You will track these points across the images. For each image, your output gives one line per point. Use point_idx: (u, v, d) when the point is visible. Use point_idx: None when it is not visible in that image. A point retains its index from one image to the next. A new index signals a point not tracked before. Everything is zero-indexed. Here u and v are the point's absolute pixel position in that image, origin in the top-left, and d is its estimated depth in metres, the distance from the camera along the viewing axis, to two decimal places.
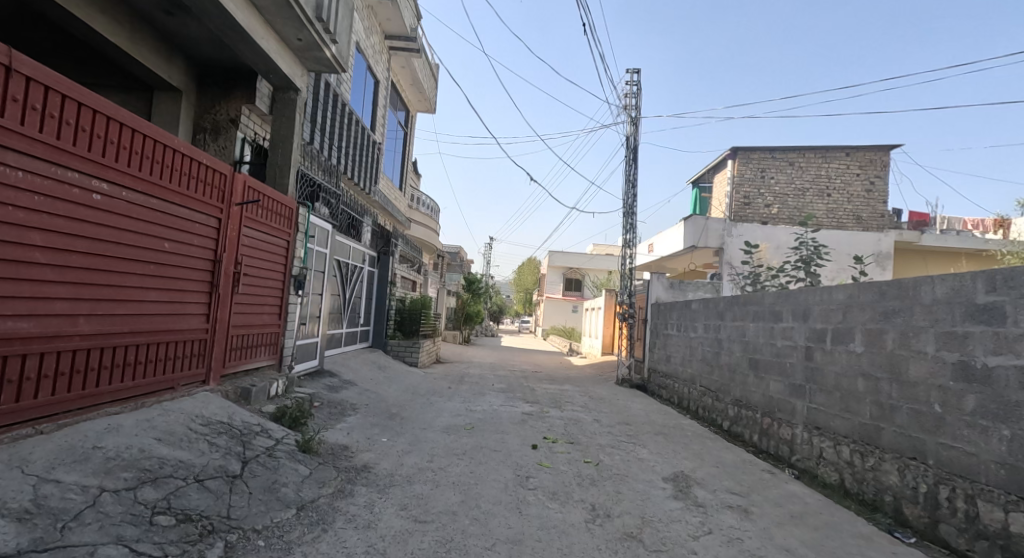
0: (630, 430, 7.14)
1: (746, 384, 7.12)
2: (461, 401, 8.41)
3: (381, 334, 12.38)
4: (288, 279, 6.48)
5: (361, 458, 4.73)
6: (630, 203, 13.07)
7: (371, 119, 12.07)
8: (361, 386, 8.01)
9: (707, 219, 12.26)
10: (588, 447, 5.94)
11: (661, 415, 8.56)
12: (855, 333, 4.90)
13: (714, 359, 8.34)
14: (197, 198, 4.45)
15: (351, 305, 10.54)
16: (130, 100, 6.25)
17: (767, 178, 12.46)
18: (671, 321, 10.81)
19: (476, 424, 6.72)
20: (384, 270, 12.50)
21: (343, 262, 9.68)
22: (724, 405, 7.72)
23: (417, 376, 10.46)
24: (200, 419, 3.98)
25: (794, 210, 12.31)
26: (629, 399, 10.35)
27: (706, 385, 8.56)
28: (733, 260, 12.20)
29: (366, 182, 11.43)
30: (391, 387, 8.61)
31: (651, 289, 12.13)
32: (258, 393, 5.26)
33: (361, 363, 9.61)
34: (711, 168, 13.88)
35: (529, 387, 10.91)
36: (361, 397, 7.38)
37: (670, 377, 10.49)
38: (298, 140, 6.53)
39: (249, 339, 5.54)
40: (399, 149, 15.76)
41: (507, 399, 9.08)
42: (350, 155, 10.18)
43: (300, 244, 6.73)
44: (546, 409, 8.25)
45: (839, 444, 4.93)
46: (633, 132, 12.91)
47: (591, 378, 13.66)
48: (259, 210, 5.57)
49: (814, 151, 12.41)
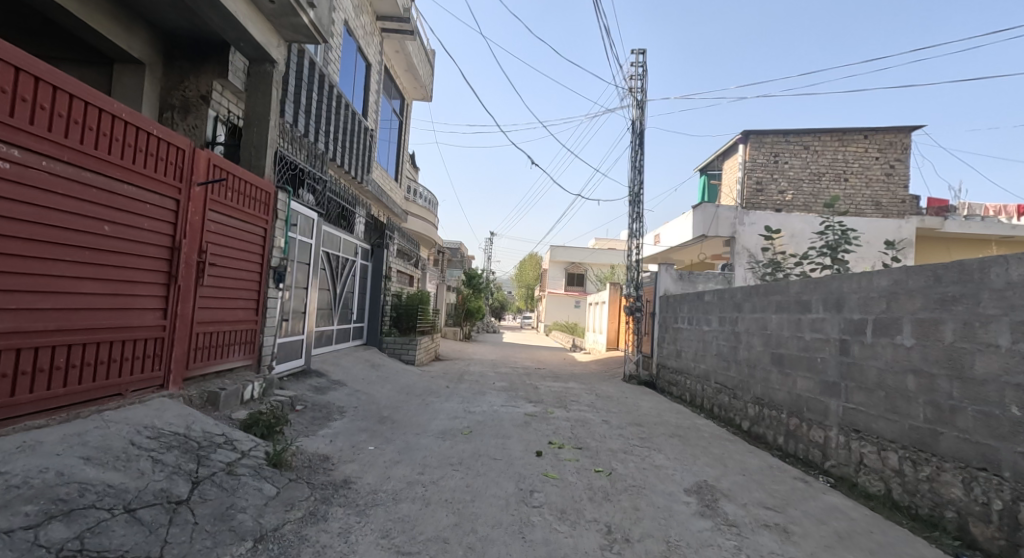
0: (643, 433, 6.55)
1: (769, 381, 6.53)
2: (460, 402, 7.85)
3: (375, 332, 11.78)
4: (266, 270, 5.90)
5: (341, 472, 4.15)
6: (636, 191, 12.46)
7: (363, 105, 11.48)
8: (351, 386, 7.45)
9: (717, 207, 11.65)
10: (599, 454, 5.36)
11: (674, 415, 7.98)
12: (903, 324, 4.30)
13: (731, 354, 7.75)
14: (147, 174, 3.84)
15: (342, 301, 9.96)
16: (88, 74, 5.66)
17: (780, 162, 11.85)
18: (681, 314, 10.24)
19: (475, 427, 6.15)
20: (379, 264, 11.89)
21: (332, 254, 9.11)
22: (743, 403, 7.14)
23: (413, 375, 9.90)
24: (149, 430, 3.41)
25: (809, 196, 11.74)
26: (638, 397, 9.77)
27: (722, 383, 7.97)
28: (745, 249, 11.58)
29: (358, 171, 10.85)
30: (385, 387, 8.05)
31: (660, 280, 11.59)
32: (229, 397, 4.70)
33: (354, 362, 9.03)
34: (720, 155, 13.26)
35: (532, 385, 10.33)
36: (351, 399, 6.82)
37: (681, 373, 9.92)
38: (275, 118, 5.94)
39: (218, 338, 4.95)
40: (394, 138, 15.21)
41: (509, 398, 8.51)
42: (340, 141, 9.60)
43: (279, 233, 6.15)
44: (551, 410, 7.67)
45: (885, 450, 4.35)
46: (639, 116, 12.29)
47: (597, 375, 13.08)
48: (229, 192, 4.98)
49: (830, 134, 11.78)
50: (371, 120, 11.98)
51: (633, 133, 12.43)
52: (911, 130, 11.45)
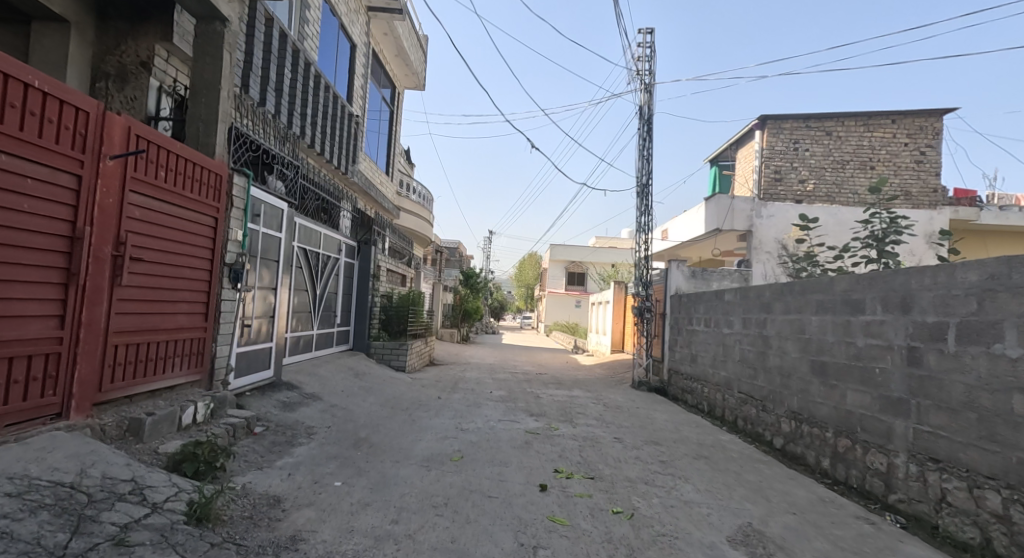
0: (663, 455, 5.66)
1: (809, 394, 5.62)
2: (453, 416, 6.97)
3: (362, 336, 10.86)
4: (218, 267, 4.99)
5: (290, 523, 3.23)
6: (643, 183, 11.56)
7: (347, 90, 10.58)
8: (328, 400, 6.56)
9: (733, 198, 10.86)
10: (615, 486, 4.47)
11: (694, 429, 7.09)
12: (1005, 330, 3.39)
13: (760, 361, 6.83)
14: (30, 140, 2.93)
15: (323, 303, 9.05)
16: (3, 35, 4.75)
17: (800, 149, 10.97)
18: (696, 314, 9.36)
19: (467, 452, 5.24)
20: (367, 262, 10.95)
21: (310, 250, 8.22)
22: (776, 418, 6.24)
23: (403, 384, 9.00)
24: (14, 484, 2.49)
25: (832, 186, 10.88)
26: (651, 407, 8.89)
27: (749, 393, 7.06)
28: (763, 243, 10.73)
29: (342, 160, 9.96)
30: (368, 400, 7.15)
31: (671, 277, 10.74)
32: (158, 425, 3.79)
33: (334, 371, 8.11)
34: (733, 143, 12.37)
35: (533, 394, 9.42)
36: (325, 416, 5.92)
37: (698, 379, 9.02)
38: (227, 87, 5.01)
39: (148, 350, 4.03)
40: (384, 129, 14.35)
41: (507, 410, 7.61)
42: (319, 125, 8.70)
43: (235, 224, 5.23)
44: (556, 426, 6.77)
45: (980, 489, 3.44)
46: (646, 102, 11.39)
47: (602, 381, 12.16)
48: (160, 169, 4.05)
49: (855, 119, 10.88)
50: (357, 107, 11.09)
51: (641, 120, 11.53)
52: (944, 114, 10.54)
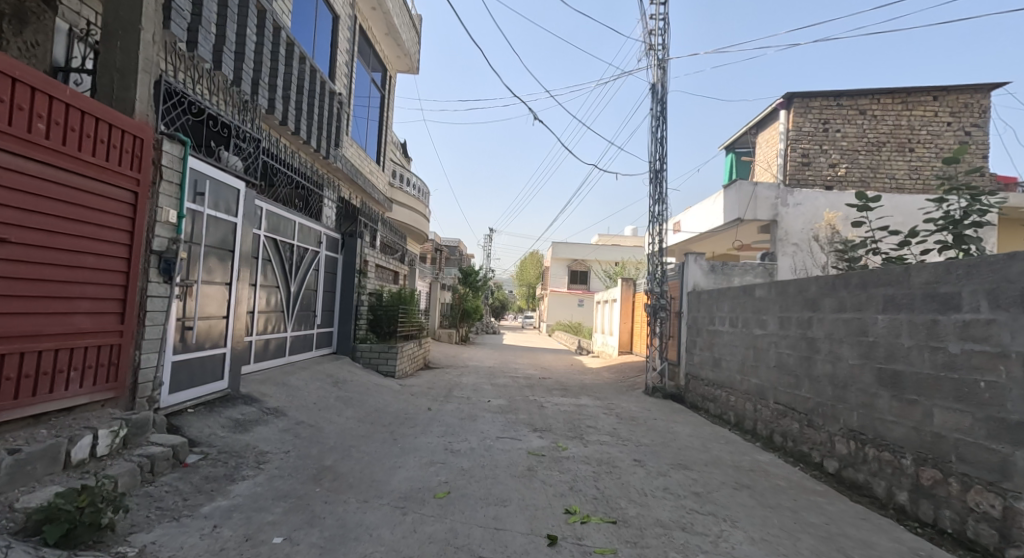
0: (696, 485, 4.63)
1: (875, 409, 4.58)
2: (444, 432, 5.97)
3: (347, 338, 9.82)
4: (141, 257, 3.98)
5: None
6: (656, 168, 10.51)
7: (329, 67, 9.58)
8: (295, 416, 5.55)
9: (756, 184, 9.85)
10: (645, 536, 3.43)
11: (726, 448, 6.06)
12: None
13: (804, 369, 5.80)
14: None
15: (299, 302, 8.06)
16: None
17: (831, 130, 9.96)
18: (720, 313, 8.35)
19: (456, 485, 4.21)
20: (351, 257, 9.89)
21: (281, 242, 7.24)
22: (830, 437, 5.20)
23: (390, 393, 8.00)
24: None
25: (866, 170, 9.88)
26: (670, 418, 7.88)
27: (790, 405, 6.03)
28: (790, 234, 9.77)
29: (322, 143, 8.95)
30: (345, 415, 6.15)
31: (687, 272, 9.75)
32: (27, 468, 2.76)
33: (309, 379, 7.10)
34: (752, 127, 11.37)
35: (536, 403, 8.40)
36: (286, 437, 4.91)
37: (723, 387, 8.01)
38: (151, 30, 3.99)
39: (21, 362, 3.02)
40: (375, 115, 13.36)
41: (507, 425, 6.60)
42: (291, 100, 7.68)
43: (166, 203, 4.21)
44: (565, 445, 5.74)
45: None
46: (660, 79, 10.35)
47: (612, 386, 11.15)
48: (33, 119, 3.05)
49: (892, 96, 9.86)
50: (341, 86, 10.09)
51: (653, 100, 10.49)
52: (993, 89, 9.49)
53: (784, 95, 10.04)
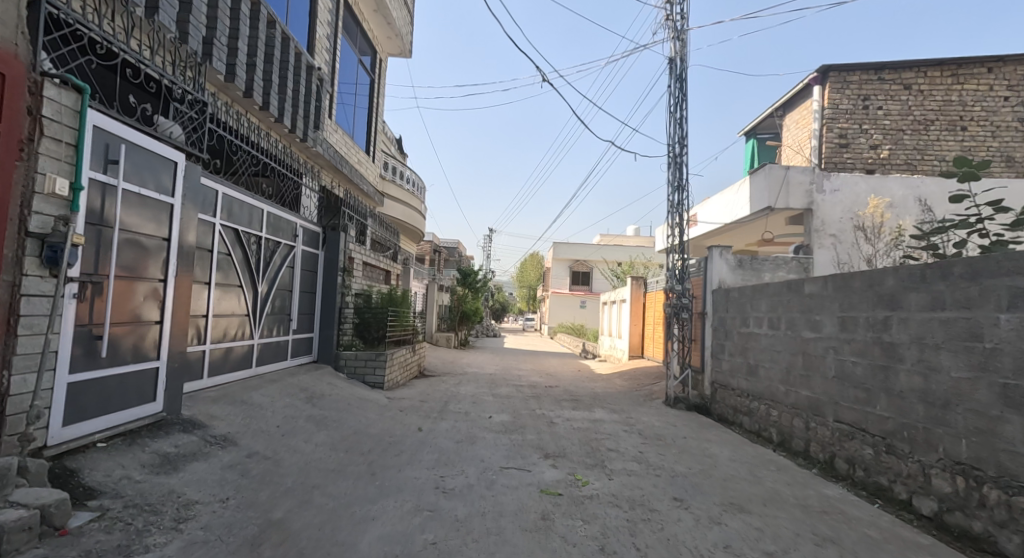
0: (764, 539, 3.50)
1: (1001, 438, 3.46)
2: (436, 462, 4.87)
3: (329, 345, 8.68)
4: (7, 241, 2.87)
5: None
6: (675, 152, 9.42)
7: (305, 39, 8.49)
8: (248, 446, 4.44)
9: (787, 168, 8.73)
10: None
11: (781, 478, 4.94)
12: None
13: (879, 381, 4.70)
14: None
15: (268, 304, 6.93)
16: None
17: (872, 107, 8.87)
18: (756, 313, 7.25)
19: (446, 548, 3.09)
20: (334, 253, 8.76)
21: (242, 233, 6.13)
22: (926, 470, 4.07)
23: (375, 409, 6.88)
24: None
25: (912, 151, 8.82)
26: (702, 436, 6.75)
27: (860, 425, 4.92)
28: (826, 223, 8.69)
29: (298, 123, 7.84)
30: (314, 440, 5.04)
31: (712, 266, 8.64)
32: None
33: (276, 394, 5.98)
34: (780, 107, 10.29)
35: (544, 419, 7.29)
36: (228, 477, 3.79)
37: (763, 399, 6.89)
38: None
39: None
40: (363, 101, 12.27)
41: (513, 449, 5.49)
42: (257, 69, 6.57)
43: (53, 169, 3.10)
44: (585, 479, 4.62)
45: None
46: (679, 52, 9.29)
47: (626, 396, 10.02)
48: None
49: (941, 68, 8.78)
50: (322, 61, 8.98)
51: (671, 75, 9.41)
52: None
53: (818, 68, 8.98)
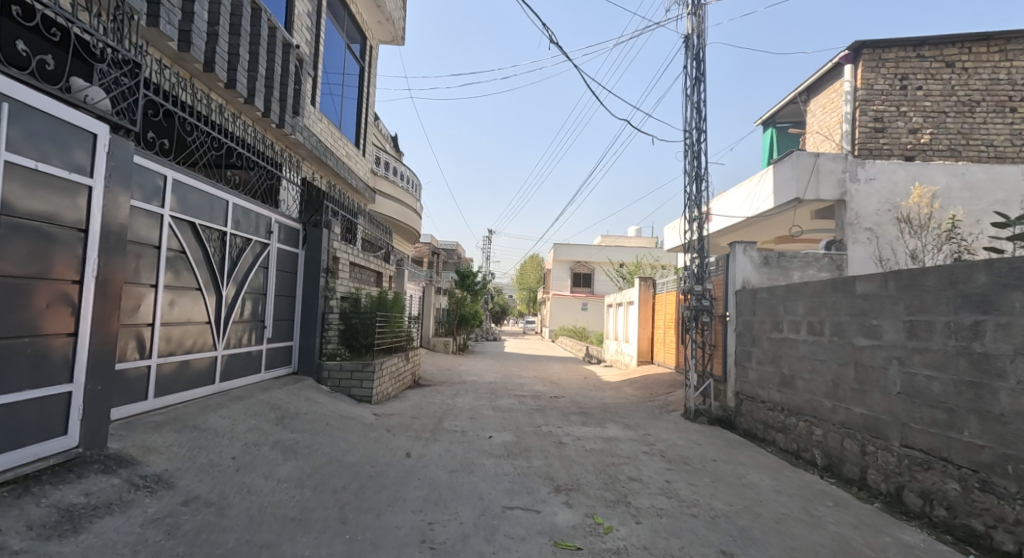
0: None
1: None
2: (424, 502, 3.98)
3: (311, 354, 7.79)
4: None
5: None
6: (692, 139, 8.57)
7: (283, 15, 7.65)
8: (188, 488, 3.55)
9: (817, 155, 7.82)
10: None
11: (845, 519, 4.04)
12: None
13: (967, 401, 3.82)
14: None
15: (235, 309, 6.05)
16: None
17: (911, 87, 8.02)
18: (792, 316, 6.38)
19: None
20: (316, 252, 7.85)
21: (198, 227, 5.25)
22: None
23: (357, 430, 5.99)
24: None
25: (956, 135, 7.98)
26: (734, 459, 5.86)
27: (939, 454, 4.04)
28: (862, 216, 7.79)
29: (273, 105, 6.97)
30: (276, 475, 4.15)
31: (735, 265, 7.77)
32: None
33: (239, 416, 5.10)
34: (805, 91, 9.44)
35: (553, 438, 6.39)
36: (148, 536, 2.91)
37: (803, 414, 6.00)
38: None
39: None
40: (353, 90, 11.41)
41: (518, 482, 4.61)
42: (218, 39, 5.71)
43: None
44: (607, 524, 3.74)
45: None
46: (696, 28, 8.44)
47: (639, 408, 9.12)
48: None
49: (987, 43, 7.95)
50: (302, 41, 8.12)
51: (688, 55, 8.54)
52: None
53: (851, 45, 8.12)
